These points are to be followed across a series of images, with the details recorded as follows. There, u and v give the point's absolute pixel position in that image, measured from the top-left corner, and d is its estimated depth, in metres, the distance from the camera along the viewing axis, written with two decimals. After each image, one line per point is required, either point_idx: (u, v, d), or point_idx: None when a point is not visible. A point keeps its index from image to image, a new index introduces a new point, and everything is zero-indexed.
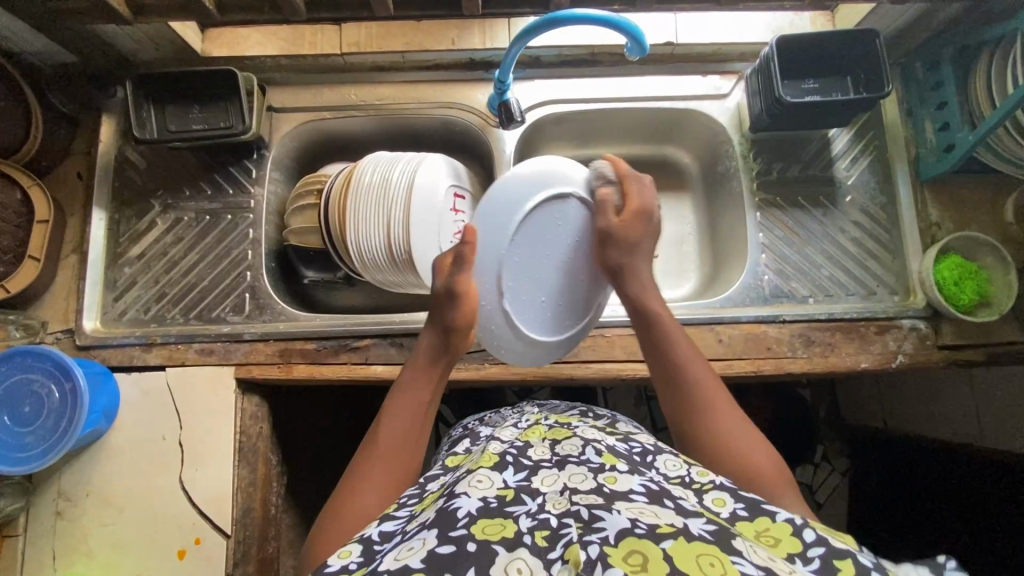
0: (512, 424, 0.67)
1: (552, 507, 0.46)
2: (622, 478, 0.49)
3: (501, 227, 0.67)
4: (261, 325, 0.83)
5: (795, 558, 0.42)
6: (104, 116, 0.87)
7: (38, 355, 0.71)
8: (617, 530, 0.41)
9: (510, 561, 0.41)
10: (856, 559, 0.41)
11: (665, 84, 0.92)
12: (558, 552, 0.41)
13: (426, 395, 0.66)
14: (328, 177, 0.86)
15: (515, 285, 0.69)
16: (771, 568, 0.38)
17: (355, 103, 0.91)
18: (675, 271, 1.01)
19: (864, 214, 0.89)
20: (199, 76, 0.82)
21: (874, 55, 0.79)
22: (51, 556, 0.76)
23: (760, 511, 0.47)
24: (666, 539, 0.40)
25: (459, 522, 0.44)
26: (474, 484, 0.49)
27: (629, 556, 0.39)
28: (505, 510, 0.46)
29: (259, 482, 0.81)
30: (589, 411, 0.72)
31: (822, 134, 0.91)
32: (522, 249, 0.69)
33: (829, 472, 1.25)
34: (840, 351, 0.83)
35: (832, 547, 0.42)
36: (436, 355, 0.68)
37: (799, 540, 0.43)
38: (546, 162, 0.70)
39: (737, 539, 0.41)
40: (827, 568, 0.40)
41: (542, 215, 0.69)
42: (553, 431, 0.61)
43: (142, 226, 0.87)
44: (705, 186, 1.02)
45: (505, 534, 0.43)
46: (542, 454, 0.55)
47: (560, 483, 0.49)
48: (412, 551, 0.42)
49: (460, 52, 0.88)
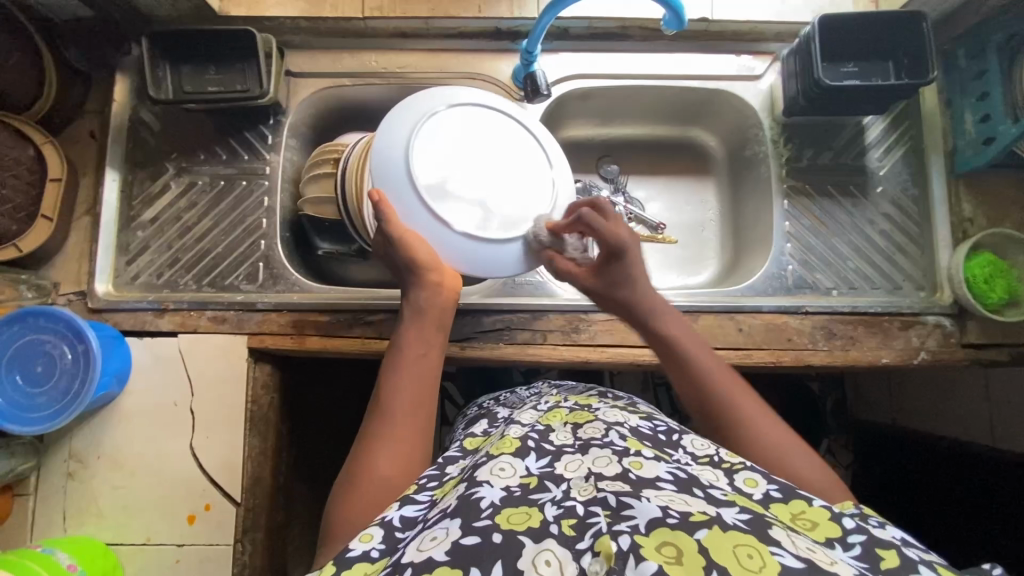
0: (532, 407, 0.66)
1: (578, 494, 0.45)
2: (649, 464, 0.49)
3: (400, 166, 0.66)
4: (275, 295, 0.82)
5: (835, 543, 0.42)
6: (118, 74, 0.85)
7: (51, 315, 0.70)
8: (647, 519, 0.40)
9: (538, 551, 0.40)
10: (900, 552, 0.40)
11: (697, 63, 0.89)
12: (587, 543, 0.40)
13: (423, 345, 0.64)
14: (346, 146, 0.84)
15: (451, 209, 0.67)
16: (812, 560, 0.38)
17: (375, 71, 0.88)
18: (694, 257, 0.99)
19: (895, 206, 0.87)
20: (217, 36, 0.80)
21: (921, 40, 0.76)
22: (62, 516, 0.76)
23: (797, 495, 0.46)
24: (700, 529, 0.39)
25: (483, 513, 0.43)
26: (496, 472, 0.49)
27: (662, 547, 0.38)
28: (529, 498, 0.45)
29: (270, 451, 0.81)
30: (611, 393, 0.71)
31: (857, 121, 0.88)
32: (435, 178, 0.67)
33: (833, 464, 1.24)
34: (861, 345, 0.81)
35: (873, 538, 0.42)
36: (421, 309, 0.65)
37: (839, 526, 0.43)
38: (423, 98, 0.70)
39: (773, 528, 0.40)
40: (869, 556, 0.40)
41: (435, 131, 0.68)
42: (574, 414, 0.61)
43: (155, 189, 0.85)
44: (730, 171, 0.99)
45: (531, 523, 0.42)
46: (564, 439, 0.55)
47: (584, 469, 0.49)
48: (435, 542, 0.42)
49: (486, 19, 0.85)
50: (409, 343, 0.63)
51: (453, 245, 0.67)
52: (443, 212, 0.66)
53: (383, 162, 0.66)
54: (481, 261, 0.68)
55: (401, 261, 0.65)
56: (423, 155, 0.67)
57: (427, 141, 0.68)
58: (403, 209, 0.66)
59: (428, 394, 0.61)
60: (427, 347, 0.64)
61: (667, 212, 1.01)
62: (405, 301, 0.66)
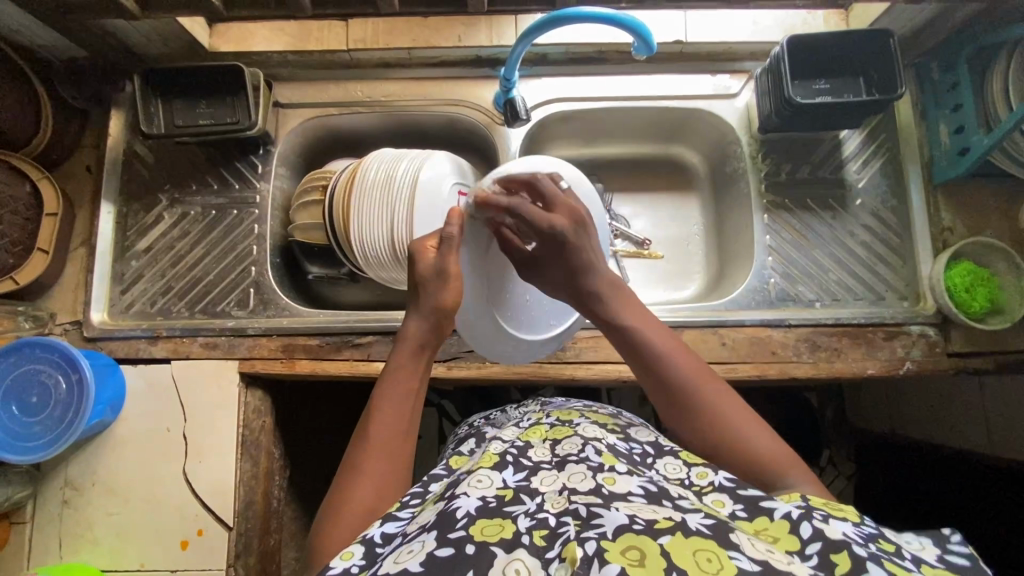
0: (515, 424, 0.67)
1: (551, 506, 0.46)
2: (622, 479, 0.49)
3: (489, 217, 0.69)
4: (265, 320, 0.84)
5: (794, 555, 0.41)
6: (114, 110, 0.88)
7: (45, 345, 0.72)
8: (614, 526, 0.41)
9: (508, 561, 0.41)
10: (851, 551, 0.40)
11: (675, 83, 0.91)
12: (555, 552, 0.41)
13: (416, 379, 0.63)
14: (334, 173, 0.86)
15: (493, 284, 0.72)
16: (768, 562, 0.38)
17: (361, 100, 0.91)
18: (680, 272, 1.01)
19: (875, 217, 0.88)
20: (206, 71, 0.83)
21: (889, 56, 0.78)
22: (57, 543, 0.77)
23: (760, 510, 0.47)
24: (664, 535, 0.40)
25: (458, 524, 0.44)
26: (473, 484, 0.50)
27: (627, 550, 0.39)
28: (503, 510, 0.46)
29: (261, 474, 0.81)
30: (592, 407, 0.73)
31: (833, 135, 0.90)
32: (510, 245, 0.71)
33: (835, 476, 1.23)
34: (846, 356, 0.82)
35: (829, 541, 0.41)
36: (424, 341, 0.65)
37: (797, 539, 0.43)
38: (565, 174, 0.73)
39: (735, 533, 0.41)
40: (825, 564, 0.40)
41: None
42: (553, 430, 0.62)
43: (149, 220, 0.88)
44: (714, 187, 1.01)
45: (504, 534, 0.43)
46: (542, 455, 0.56)
47: (559, 484, 0.50)
48: (410, 554, 0.42)
49: (466, 49, 0.88)
50: (400, 373, 0.62)
51: (467, 298, 0.71)
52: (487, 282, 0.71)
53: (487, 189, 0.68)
54: (478, 331, 0.73)
55: (432, 297, 0.66)
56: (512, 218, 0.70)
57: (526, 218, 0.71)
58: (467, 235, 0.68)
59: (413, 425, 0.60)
60: (418, 379, 0.63)
61: (653, 228, 1.03)
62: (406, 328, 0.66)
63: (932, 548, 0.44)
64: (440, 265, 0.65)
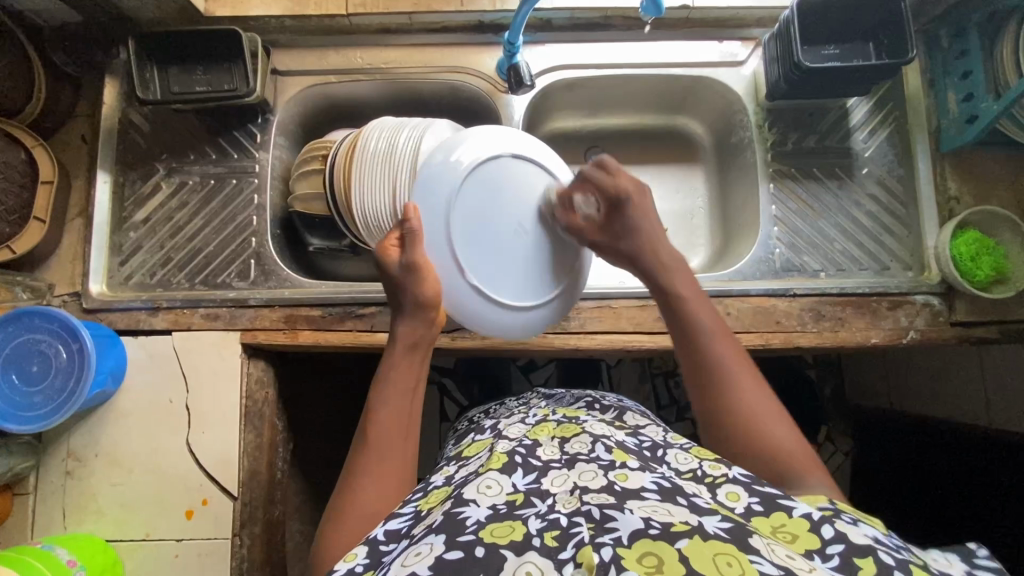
0: (521, 421, 0.67)
1: (562, 507, 0.46)
2: (634, 475, 0.49)
3: (435, 196, 0.67)
4: (267, 291, 0.83)
5: (814, 555, 0.42)
6: (107, 78, 0.86)
7: (44, 315, 0.71)
8: (630, 531, 0.41)
9: (519, 564, 0.40)
10: (876, 558, 0.41)
11: (681, 50, 0.90)
12: (569, 553, 0.41)
13: (412, 376, 0.64)
14: (334, 142, 0.85)
15: (477, 261, 0.68)
16: (790, 567, 0.38)
17: (360, 67, 0.89)
18: (683, 245, 1.00)
19: (882, 187, 0.87)
20: (202, 36, 0.81)
21: (899, 19, 0.77)
22: (61, 514, 0.77)
23: (777, 505, 0.47)
24: (681, 539, 0.40)
25: (468, 529, 0.44)
26: (483, 490, 0.49)
27: (643, 557, 0.39)
28: (514, 514, 0.46)
29: (265, 445, 0.81)
30: (597, 402, 0.72)
31: (841, 104, 0.89)
32: (465, 214, 0.67)
33: (833, 451, 1.24)
34: (850, 326, 0.81)
35: (852, 544, 0.42)
36: (418, 341, 0.65)
37: (817, 536, 0.43)
38: (497, 134, 0.70)
39: (754, 538, 0.41)
40: (847, 566, 0.41)
41: (484, 171, 0.68)
42: (561, 428, 0.61)
43: (146, 190, 0.86)
44: (718, 157, 1.00)
45: (514, 536, 0.43)
46: (551, 453, 0.56)
47: (569, 484, 0.49)
48: (419, 557, 0.42)
49: (468, 13, 0.86)
50: (394, 374, 0.63)
51: (456, 288, 0.68)
52: (466, 259, 0.67)
53: (431, 177, 0.67)
54: (481, 318, 0.70)
55: (409, 296, 0.65)
56: (468, 191, 0.68)
57: (471, 178, 0.68)
58: (428, 230, 0.67)
59: (411, 422, 0.61)
60: (414, 379, 0.64)
61: (655, 200, 1.02)
62: (399, 332, 0.66)
63: (959, 565, 0.44)
64: (408, 262, 0.64)
